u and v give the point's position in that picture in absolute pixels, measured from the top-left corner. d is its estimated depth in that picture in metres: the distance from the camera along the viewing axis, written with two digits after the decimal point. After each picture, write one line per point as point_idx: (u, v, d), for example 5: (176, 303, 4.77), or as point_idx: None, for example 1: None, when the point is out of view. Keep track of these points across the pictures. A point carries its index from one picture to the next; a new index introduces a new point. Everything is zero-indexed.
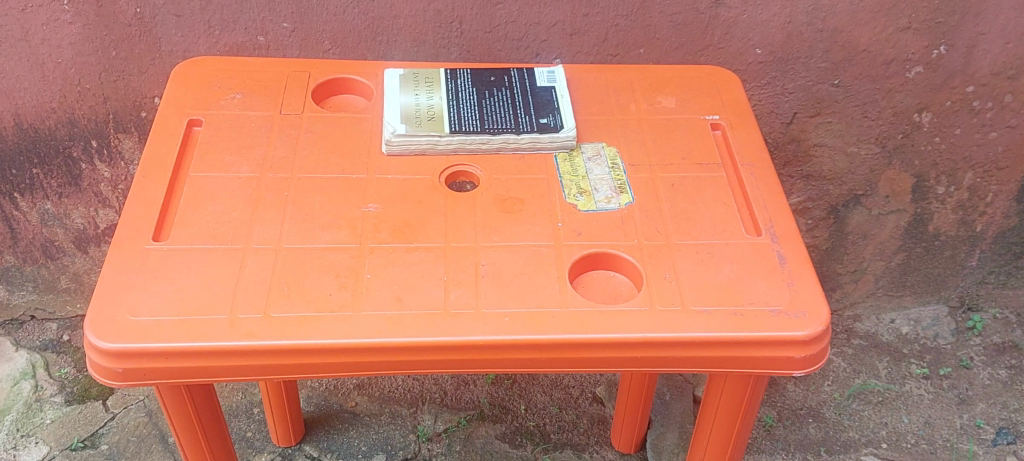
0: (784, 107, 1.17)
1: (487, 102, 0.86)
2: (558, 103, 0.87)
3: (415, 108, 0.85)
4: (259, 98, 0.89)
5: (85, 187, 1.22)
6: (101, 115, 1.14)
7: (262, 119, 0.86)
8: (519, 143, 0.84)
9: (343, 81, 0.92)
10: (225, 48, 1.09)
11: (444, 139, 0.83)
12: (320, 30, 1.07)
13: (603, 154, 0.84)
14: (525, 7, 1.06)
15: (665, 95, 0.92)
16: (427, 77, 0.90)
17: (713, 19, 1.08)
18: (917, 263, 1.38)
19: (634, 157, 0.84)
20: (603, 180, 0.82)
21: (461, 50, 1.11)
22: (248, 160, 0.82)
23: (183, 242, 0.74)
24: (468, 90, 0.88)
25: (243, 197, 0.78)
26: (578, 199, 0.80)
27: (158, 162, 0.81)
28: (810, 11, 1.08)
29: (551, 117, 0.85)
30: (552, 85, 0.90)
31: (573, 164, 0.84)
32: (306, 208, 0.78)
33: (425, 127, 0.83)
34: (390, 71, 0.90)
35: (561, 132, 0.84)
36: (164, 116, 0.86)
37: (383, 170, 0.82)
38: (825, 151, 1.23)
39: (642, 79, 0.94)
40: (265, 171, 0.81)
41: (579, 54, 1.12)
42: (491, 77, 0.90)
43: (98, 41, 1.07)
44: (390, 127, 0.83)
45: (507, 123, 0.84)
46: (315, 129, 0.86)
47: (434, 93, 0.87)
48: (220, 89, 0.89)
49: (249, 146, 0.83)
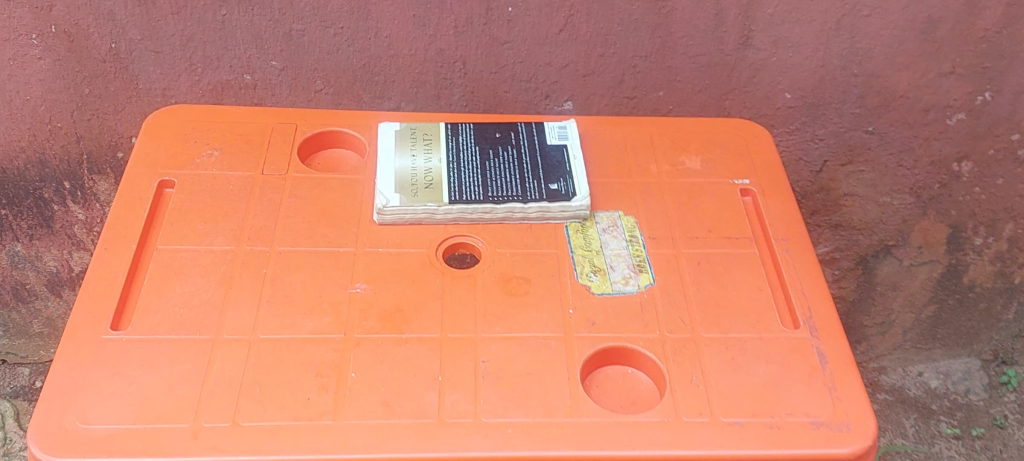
0: (813, 154, 1.09)
1: (491, 166, 0.78)
2: (570, 166, 0.79)
3: (411, 173, 0.77)
4: (239, 154, 0.80)
5: (58, 229, 1.15)
6: (73, 155, 1.06)
7: (241, 181, 0.78)
8: (526, 212, 0.75)
9: (333, 134, 0.84)
10: (208, 87, 1.00)
11: (443, 210, 0.74)
12: (312, 69, 0.99)
13: (620, 225, 0.76)
14: (535, 47, 0.97)
15: (690, 153, 0.83)
16: (425, 134, 0.81)
17: (740, 62, 1.00)
18: (949, 315, 1.25)
19: (655, 228, 0.75)
20: (621, 258, 0.73)
21: (464, 91, 1.02)
22: (224, 230, 0.73)
23: (146, 331, 0.66)
24: (471, 149, 0.79)
25: (216, 276, 0.70)
26: (591, 279, 0.71)
27: (123, 233, 0.73)
28: (845, 55, 0.99)
29: (562, 182, 0.77)
30: (564, 144, 0.81)
31: (586, 237, 0.75)
32: (285, 289, 0.69)
33: (421, 196, 0.75)
34: (385, 125, 0.81)
35: (573, 200, 0.75)
36: (132, 176, 0.77)
37: (374, 244, 0.73)
38: (856, 200, 1.13)
39: (664, 134, 0.85)
40: (242, 243, 0.73)
41: (593, 97, 1.03)
42: (497, 134, 0.81)
43: (69, 77, 0.99)
44: (383, 196, 0.74)
45: (513, 189, 0.76)
46: (300, 193, 0.77)
47: (433, 153, 0.79)
48: (197, 144, 0.81)
49: (226, 213, 0.75)
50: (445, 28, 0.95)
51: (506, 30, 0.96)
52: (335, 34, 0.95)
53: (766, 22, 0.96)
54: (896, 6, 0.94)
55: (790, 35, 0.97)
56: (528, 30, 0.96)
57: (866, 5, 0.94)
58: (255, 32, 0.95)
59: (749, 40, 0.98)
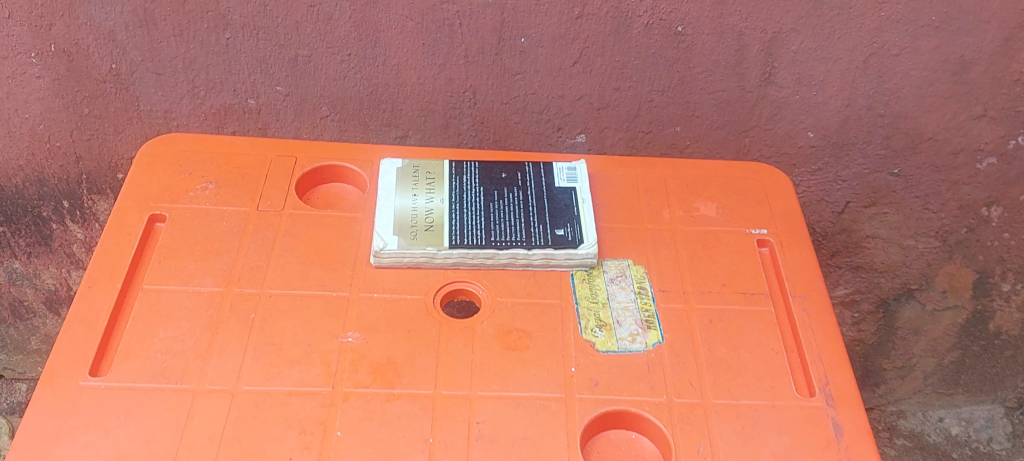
0: (836, 195, 1.04)
1: (496, 208, 0.75)
2: (578, 210, 0.75)
3: (412, 214, 0.74)
4: (235, 188, 0.77)
5: (57, 248, 1.12)
6: (73, 174, 1.04)
7: (235, 217, 0.75)
8: (530, 259, 0.71)
9: (334, 169, 0.81)
10: (211, 110, 0.98)
11: (442, 254, 0.71)
12: (318, 95, 0.96)
13: (629, 275, 0.72)
14: (548, 78, 0.94)
15: (705, 199, 0.79)
16: (428, 172, 0.78)
17: (761, 99, 0.96)
18: (973, 362, 1.19)
19: (665, 280, 0.72)
20: (628, 311, 0.69)
21: (473, 121, 0.99)
22: (215, 271, 0.70)
23: (125, 378, 0.63)
24: (475, 190, 0.76)
25: (202, 320, 0.67)
26: (596, 335, 0.67)
27: (109, 271, 0.70)
28: (872, 95, 0.95)
29: (569, 228, 0.73)
30: (572, 186, 0.77)
31: (593, 287, 0.71)
32: (273, 336, 0.66)
33: (421, 239, 0.71)
34: (387, 162, 0.78)
35: (580, 248, 0.71)
36: (122, 208, 0.75)
37: (369, 288, 0.70)
38: (878, 242, 1.08)
39: (679, 177, 0.81)
40: (232, 284, 0.70)
41: (606, 131, 0.99)
42: (503, 173, 0.78)
43: (69, 97, 0.97)
44: (380, 238, 0.71)
45: (517, 235, 0.72)
46: (295, 231, 0.74)
47: (435, 194, 0.76)
48: (192, 176, 0.78)
49: (217, 251, 0.72)
50: (455, 58, 0.92)
51: (518, 60, 0.92)
52: (342, 60, 0.92)
53: (790, 59, 0.92)
54: (927, 46, 0.89)
55: (815, 73, 0.93)
56: (541, 62, 0.92)
57: (895, 44, 0.90)
58: (260, 56, 0.92)
59: (772, 77, 0.94)
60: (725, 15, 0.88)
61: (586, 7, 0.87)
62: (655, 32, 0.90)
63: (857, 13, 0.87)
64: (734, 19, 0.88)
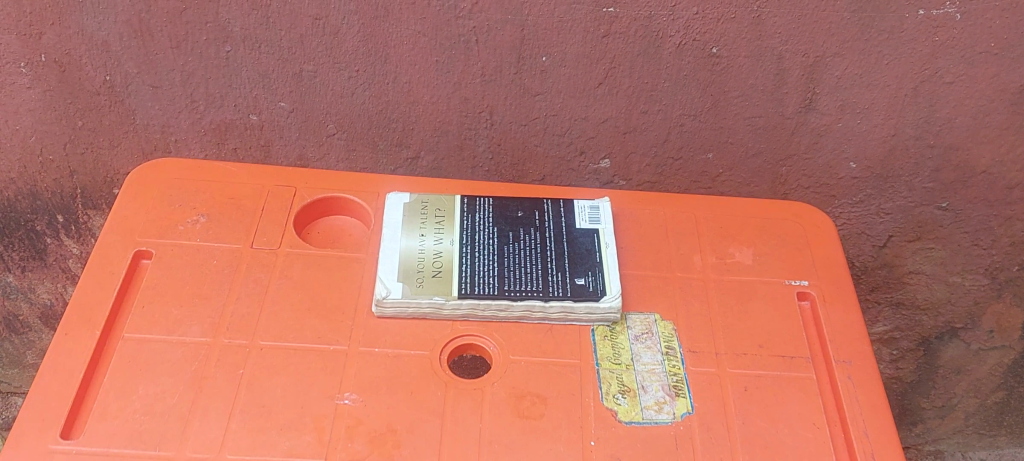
0: (877, 228, 0.97)
1: (510, 252, 0.68)
2: (600, 256, 0.69)
3: (418, 257, 0.67)
4: (228, 224, 0.71)
5: (52, 262, 1.07)
6: (67, 189, 0.99)
7: (227, 255, 0.69)
8: (546, 312, 0.65)
9: (335, 200, 0.74)
10: (211, 125, 0.92)
11: (450, 305, 0.65)
12: (324, 112, 0.90)
13: (655, 333, 0.65)
14: (571, 99, 0.87)
15: (740, 244, 0.72)
16: (437, 209, 0.71)
17: (800, 126, 0.89)
18: (1019, 402, 1.12)
19: (696, 340, 0.65)
20: (655, 375, 0.63)
21: (489, 142, 0.92)
22: (202, 318, 0.65)
23: (99, 443, 0.57)
24: (488, 231, 0.70)
25: (185, 375, 0.61)
26: (618, 403, 0.61)
27: (87, 316, 0.64)
28: (921, 124, 0.87)
29: (590, 277, 0.67)
30: (595, 228, 0.71)
31: (615, 346, 0.65)
32: (262, 396, 0.60)
33: (427, 287, 0.65)
34: (393, 196, 0.72)
35: (602, 301, 0.65)
36: (105, 244, 0.69)
37: (369, 342, 0.64)
38: (922, 278, 1.01)
39: (711, 218, 0.74)
40: (220, 334, 0.64)
41: (633, 156, 0.93)
42: (518, 211, 0.71)
43: (62, 109, 0.91)
44: (383, 285, 0.65)
45: (533, 284, 0.66)
46: (292, 273, 0.68)
47: (444, 234, 0.69)
48: (183, 209, 0.72)
49: (205, 295, 0.66)
50: (471, 76, 0.85)
51: (539, 80, 0.85)
52: (350, 77, 0.86)
53: (833, 85, 0.85)
54: (984, 73, 0.82)
55: (860, 100, 0.86)
56: (563, 82, 0.86)
57: (949, 71, 0.82)
58: (262, 70, 0.86)
59: (813, 103, 0.86)
60: (764, 37, 0.80)
61: (613, 25, 0.80)
62: (687, 53, 0.82)
63: (908, 37, 0.79)
64: (773, 41, 0.81)
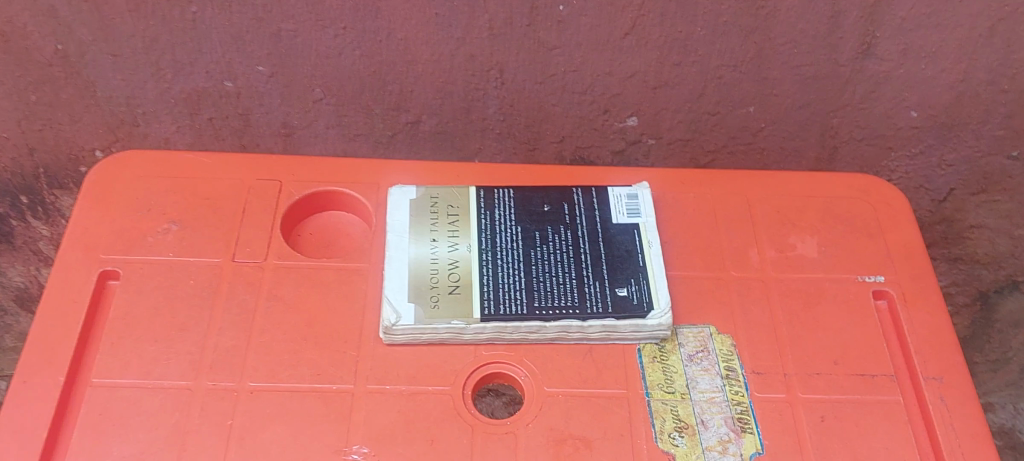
0: (938, 181, 0.87)
1: (538, 258, 0.58)
2: (643, 258, 0.59)
3: (431, 269, 0.57)
4: (204, 231, 0.61)
5: (20, 245, 0.97)
6: (28, 168, 0.88)
7: (205, 273, 0.58)
8: (584, 332, 0.56)
9: (329, 195, 0.64)
10: (181, 95, 0.80)
11: (472, 329, 0.55)
12: (308, 75, 0.78)
13: (712, 351, 0.56)
14: (592, 52, 0.75)
15: (802, 232, 0.63)
16: (448, 205, 0.61)
17: (857, 73, 0.76)
18: None
19: (759, 358, 0.56)
20: (715, 406, 0.54)
21: (500, 103, 0.81)
22: (181, 356, 0.55)
23: None
24: (511, 232, 0.59)
25: (164, 430, 0.52)
26: (676, 444, 0.53)
27: (46, 358, 0.54)
28: (995, 68, 0.75)
29: (634, 287, 0.57)
30: (634, 222, 0.60)
31: (667, 370, 0.56)
32: (257, 454, 0.51)
33: (443, 307, 0.56)
34: (397, 191, 0.61)
35: (650, 318, 0.56)
36: (64, 264, 0.58)
37: (379, 378, 0.54)
38: (985, 233, 0.92)
39: (767, 200, 0.64)
40: (202, 375, 0.54)
41: (664, 112, 0.81)
42: (544, 205, 0.61)
43: (10, 83, 0.79)
44: (391, 307, 0.55)
45: (567, 299, 0.56)
46: (281, 293, 0.58)
47: (459, 238, 0.59)
48: (150, 214, 0.61)
49: (184, 326, 0.56)
50: (477, 30, 0.73)
51: (555, 32, 0.73)
52: (335, 35, 0.73)
53: (896, 27, 0.72)
54: None
55: (927, 43, 0.73)
56: (584, 33, 0.73)
57: None
58: (234, 32, 0.73)
59: (872, 48, 0.74)
60: None
61: None
62: None
63: None
64: None
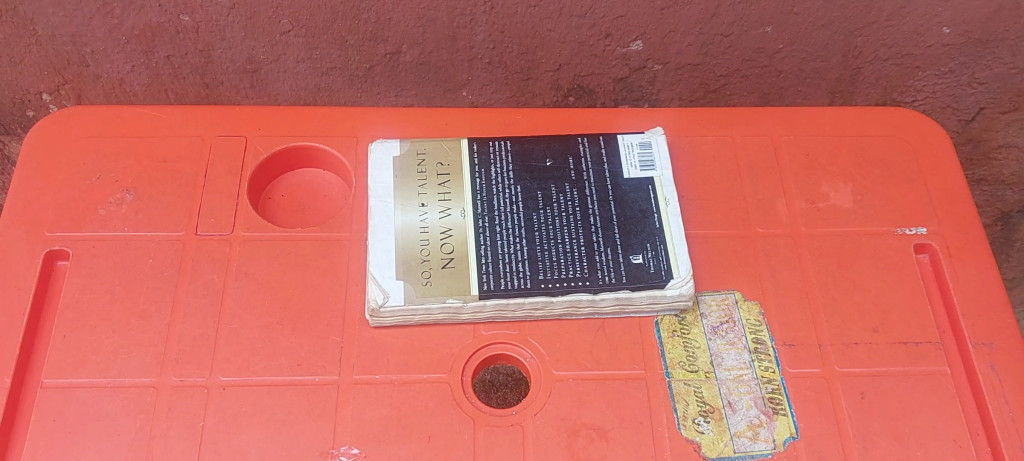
0: (967, 100, 0.80)
1: (541, 221, 0.52)
2: (659, 219, 0.52)
3: (420, 240, 0.51)
4: (161, 200, 0.54)
5: None
6: None
7: (167, 250, 0.52)
8: (596, 306, 0.50)
9: (305, 152, 0.57)
10: (134, 31, 0.70)
11: (470, 308, 0.49)
12: (273, 5, 0.68)
13: (738, 322, 0.50)
14: None
15: (834, 178, 0.56)
16: (438, 163, 0.54)
17: None
18: None
19: (791, 328, 0.50)
20: (744, 385, 0.48)
21: (490, 30, 0.72)
22: (143, 349, 0.49)
23: None
24: (510, 192, 0.53)
25: (128, 437, 0.46)
26: (701, 431, 0.47)
27: None
28: None
29: (650, 254, 0.51)
30: (648, 176, 0.54)
31: (688, 345, 0.50)
32: None
33: (437, 284, 0.49)
34: (380, 148, 0.54)
35: (670, 288, 0.50)
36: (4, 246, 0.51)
37: (367, 366, 0.49)
38: (1014, 153, 0.84)
39: (794, 142, 0.58)
40: (167, 370, 0.48)
41: (672, 35, 0.73)
42: (546, 159, 0.54)
43: None
44: (377, 286, 0.49)
45: (576, 269, 0.50)
46: (253, 271, 0.51)
47: (452, 201, 0.52)
48: (99, 181, 0.54)
49: (144, 313, 0.50)
50: None
51: None
52: None
53: None
54: None
55: None
56: None
57: None
58: None
59: None
60: None
61: None
62: None
63: None
64: None
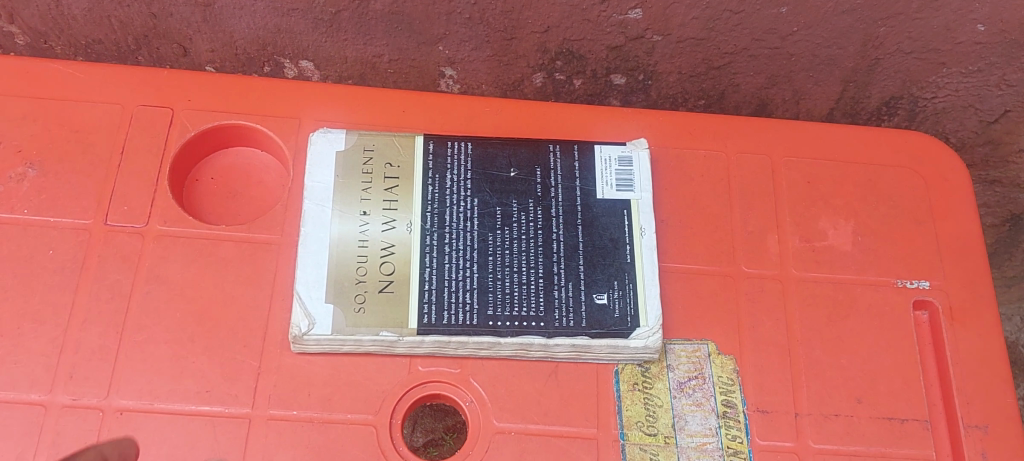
0: (992, 102, 0.71)
1: (497, 245, 0.45)
2: (631, 252, 0.46)
3: (358, 256, 0.45)
4: (69, 179, 0.47)
5: None
6: None
7: (72, 239, 0.45)
8: (549, 351, 0.44)
9: (240, 132, 0.50)
10: None
11: (406, 344, 0.43)
12: None
13: (708, 379, 0.45)
14: None
15: (834, 213, 0.50)
16: (387, 164, 0.47)
17: None
18: None
19: (767, 392, 0.45)
20: (706, 456, 0.43)
21: None
22: (32, 358, 0.43)
23: None
24: (464, 206, 0.46)
25: None
26: None
27: None
28: None
29: (615, 295, 0.45)
30: (625, 198, 0.48)
31: (649, 403, 0.44)
32: None
33: (371, 313, 0.44)
34: (323, 140, 0.48)
35: (634, 339, 0.44)
36: None
37: (285, 400, 0.43)
38: None
39: (794, 165, 0.51)
40: (59, 387, 0.42)
41: (675, 6, 0.64)
42: (511, 169, 0.48)
43: None
44: (302, 310, 0.43)
45: (530, 306, 0.44)
46: (166, 274, 0.45)
47: (397, 212, 0.46)
48: (0, 151, 0.47)
49: (37, 316, 0.44)
50: None
51: None
52: None
53: None
54: None
55: None
56: None
57: None
58: None
59: None
60: None
61: None
62: None
63: None
64: None
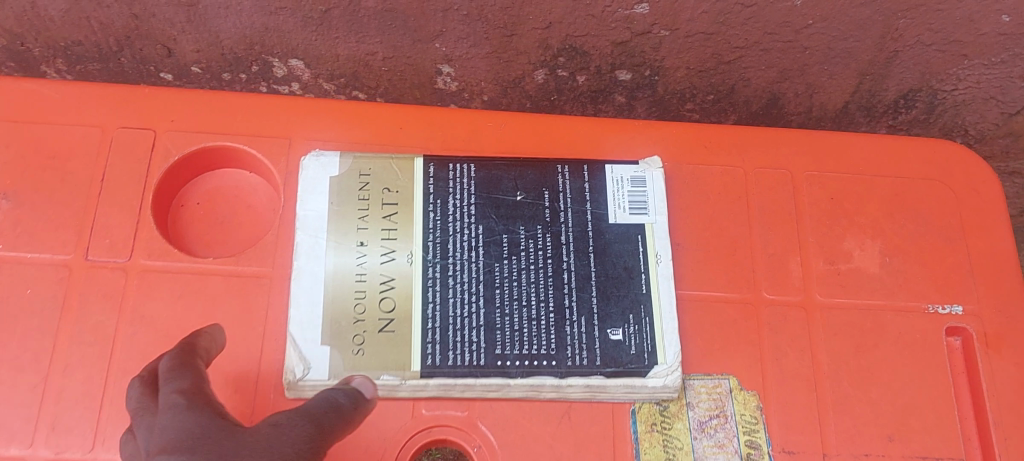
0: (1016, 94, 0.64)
1: (504, 277, 0.42)
2: (646, 281, 0.43)
3: (356, 292, 0.42)
4: (44, 211, 0.44)
5: None
6: None
7: (50, 277, 0.42)
8: (561, 391, 0.41)
9: (226, 153, 0.47)
10: None
11: (409, 386, 0.41)
12: None
13: (731, 417, 0.42)
14: None
15: (859, 232, 0.47)
16: (384, 188, 0.44)
17: None
18: None
19: (794, 431, 0.42)
20: None
21: None
22: (11, 410, 0.40)
23: None
24: (468, 234, 0.43)
25: None
26: None
27: None
28: None
29: (631, 329, 0.42)
30: (638, 222, 0.45)
31: (668, 445, 0.41)
32: None
33: (371, 354, 0.41)
34: (315, 163, 0.44)
35: (652, 377, 0.42)
36: None
37: None
38: None
39: (816, 180, 0.48)
40: (41, 441, 0.40)
41: None
42: (517, 193, 0.44)
43: None
44: (297, 353, 0.41)
45: (540, 344, 0.42)
46: (151, 314, 0.42)
47: (397, 242, 0.43)
48: None
49: (15, 365, 0.41)
50: None
51: None
52: None
53: None
54: None
55: None
56: None
57: None
58: None
59: None
60: None
61: None
62: None
63: None
64: None
